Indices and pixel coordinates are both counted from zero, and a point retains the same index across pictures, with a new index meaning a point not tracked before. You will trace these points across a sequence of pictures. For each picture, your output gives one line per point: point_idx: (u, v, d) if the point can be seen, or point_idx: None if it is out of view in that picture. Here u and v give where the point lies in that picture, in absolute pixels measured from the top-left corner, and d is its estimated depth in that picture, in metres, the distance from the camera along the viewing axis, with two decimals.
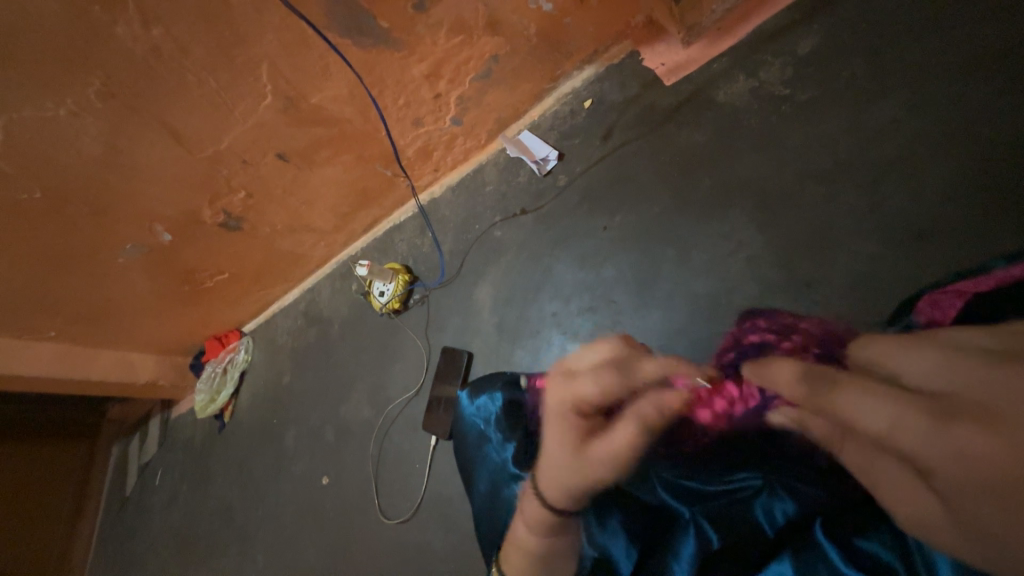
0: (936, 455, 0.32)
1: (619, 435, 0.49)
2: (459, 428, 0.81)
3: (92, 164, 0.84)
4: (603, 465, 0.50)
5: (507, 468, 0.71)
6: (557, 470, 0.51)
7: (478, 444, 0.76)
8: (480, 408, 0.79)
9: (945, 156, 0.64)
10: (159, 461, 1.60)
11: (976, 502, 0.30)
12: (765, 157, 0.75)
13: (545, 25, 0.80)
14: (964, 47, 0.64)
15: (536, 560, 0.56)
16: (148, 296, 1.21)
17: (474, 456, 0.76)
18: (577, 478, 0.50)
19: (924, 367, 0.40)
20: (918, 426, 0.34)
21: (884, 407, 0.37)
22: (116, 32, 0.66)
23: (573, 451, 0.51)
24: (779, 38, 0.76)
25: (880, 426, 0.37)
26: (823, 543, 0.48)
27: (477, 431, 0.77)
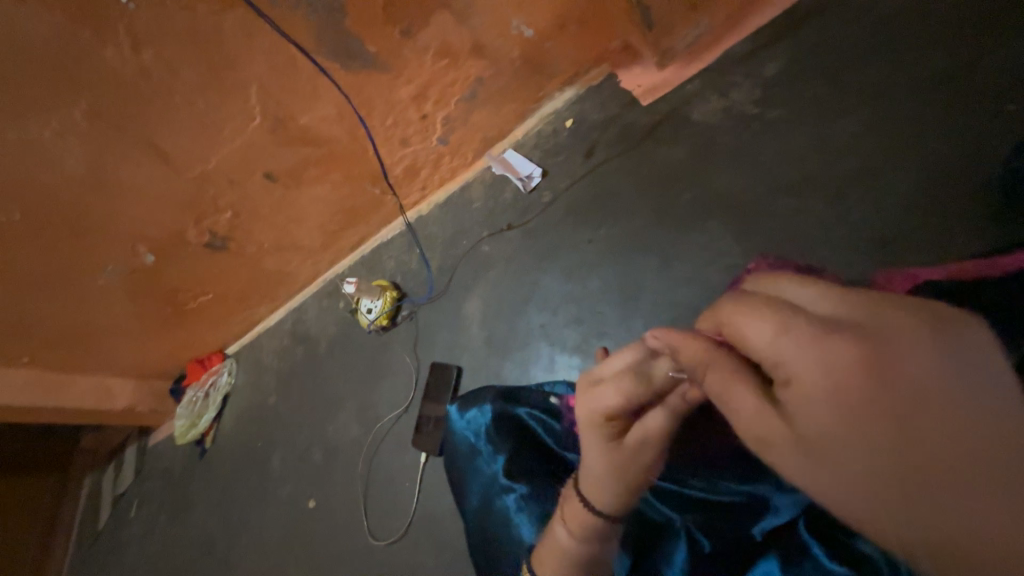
0: (842, 431, 0.28)
1: (651, 423, 0.46)
2: (447, 442, 0.81)
3: (76, 185, 0.83)
4: (636, 453, 0.48)
5: (499, 480, 0.71)
6: (595, 469, 0.50)
7: (468, 458, 0.76)
8: (470, 422, 0.78)
9: (905, 168, 0.68)
10: (137, 491, 1.53)
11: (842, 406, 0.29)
12: (740, 172, 0.79)
13: (527, 49, 0.84)
14: (913, 69, 0.70)
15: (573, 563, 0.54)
16: (127, 319, 1.19)
17: (465, 469, 0.76)
18: (616, 470, 0.49)
19: (782, 330, 0.32)
20: (833, 391, 0.29)
21: (773, 324, 0.33)
22: (106, 54, 0.67)
23: (609, 447, 0.49)
24: (746, 62, 0.81)
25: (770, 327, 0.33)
26: (809, 542, 0.50)
27: (467, 445, 0.77)
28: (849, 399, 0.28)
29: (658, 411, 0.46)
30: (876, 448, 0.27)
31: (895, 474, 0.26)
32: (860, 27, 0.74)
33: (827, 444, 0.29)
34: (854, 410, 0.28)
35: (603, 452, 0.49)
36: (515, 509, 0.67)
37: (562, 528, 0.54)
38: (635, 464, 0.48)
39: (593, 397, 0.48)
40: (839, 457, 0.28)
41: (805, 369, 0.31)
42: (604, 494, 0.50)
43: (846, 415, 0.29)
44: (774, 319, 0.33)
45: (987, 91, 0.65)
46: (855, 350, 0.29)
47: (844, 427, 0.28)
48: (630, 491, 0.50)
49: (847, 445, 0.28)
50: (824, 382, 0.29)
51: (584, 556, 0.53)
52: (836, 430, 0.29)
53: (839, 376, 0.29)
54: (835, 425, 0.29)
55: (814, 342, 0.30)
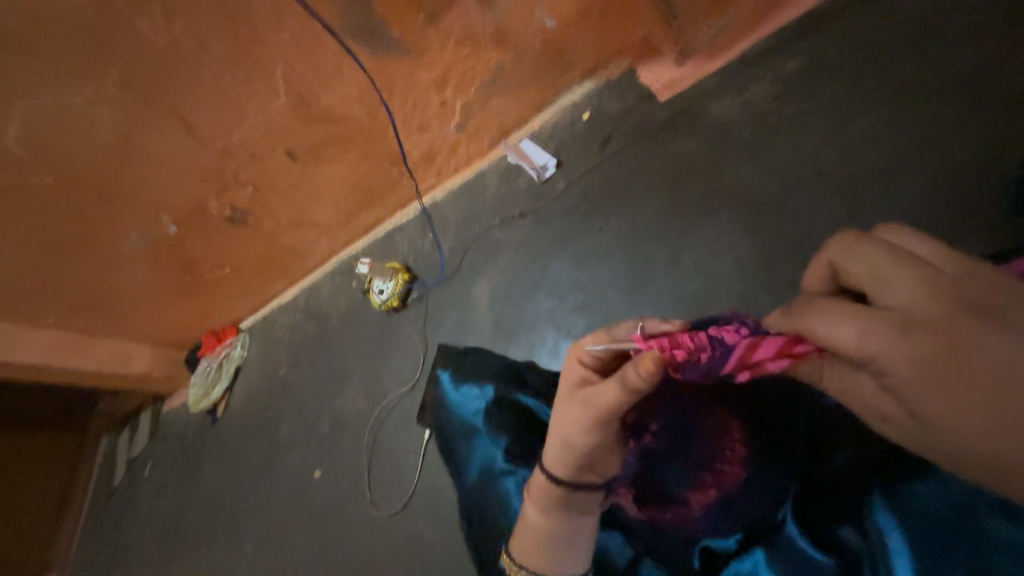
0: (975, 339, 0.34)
1: (604, 395, 0.51)
2: (437, 410, 0.82)
3: (103, 152, 0.87)
4: (582, 413, 0.53)
5: (499, 462, 0.73)
6: (559, 423, 0.56)
7: (463, 434, 0.77)
8: (466, 398, 0.79)
9: (919, 170, 0.68)
10: (150, 453, 1.59)
11: (985, 348, 0.34)
12: (756, 167, 0.79)
13: (550, 37, 0.85)
14: (942, 70, 0.69)
15: (547, 540, 0.57)
16: (147, 287, 1.22)
17: (458, 445, 0.77)
18: (564, 422, 0.54)
19: (897, 286, 0.38)
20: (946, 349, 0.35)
21: (866, 338, 0.38)
22: (138, 26, 0.70)
23: (568, 395, 0.55)
24: (768, 58, 0.81)
25: (852, 340, 0.38)
26: (794, 535, 0.50)
27: (464, 421, 0.77)
28: (967, 314, 0.35)
29: (611, 385, 0.50)
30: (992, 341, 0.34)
31: (999, 362, 0.33)
32: (890, 25, 0.73)
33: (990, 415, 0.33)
34: (988, 327, 0.34)
35: (568, 410, 0.54)
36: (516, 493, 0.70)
37: (531, 505, 0.58)
38: (577, 426, 0.53)
39: (583, 344, 0.56)
40: (975, 357, 0.34)
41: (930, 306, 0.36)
42: (551, 453, 0.57)
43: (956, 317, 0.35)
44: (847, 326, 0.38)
45: (1017, 88, 0.63)
46: (970, 290, 0.36)
47: (962, 353, 0.34)
48: (573, 453, 0.55)
49: (966, 344, 0.35)
50: (947, 314, 0.36)
51: (552, 531, 0.57)
52: (931, 365, 0.35)
53: (946, 302, 0.36)
54: (947, 375, 0.35)
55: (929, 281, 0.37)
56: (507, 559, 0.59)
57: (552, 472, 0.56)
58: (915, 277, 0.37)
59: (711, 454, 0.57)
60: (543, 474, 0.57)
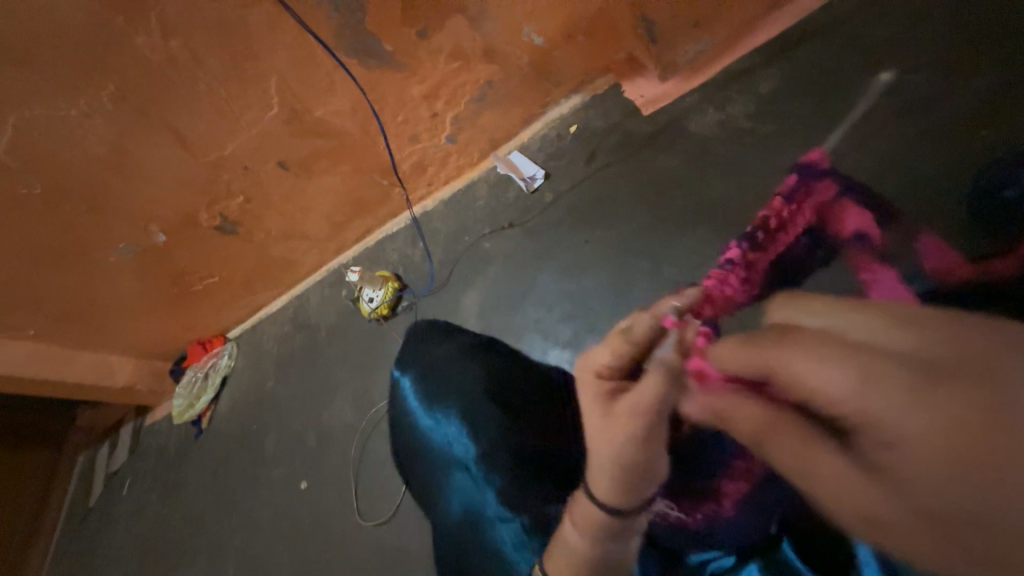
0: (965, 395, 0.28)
1: (653, 387, 0.47)
2: (412, 442, 0.70)
3: (95, 162, 0.88)
4: (636, 424, 0.46)
5: (491, 506, 0.59)
6: (609, 446, 0.47)
7: (443, 468, 0.66)
8: (442, 424, 0.67)
9: (882, 184, 0.72)
10: (129, 470, 1.55)
11: (926, 405, 0.29)
12: (732, 181, 0.83)
13: (536, 57, 0.89)
14: (898, 94, 0.74)
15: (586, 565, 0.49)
16: (134, 297, 1.22)
17: (441, 484, 0.66)
18: (616, 440, 0.47)
19: (891, 340, 0.33)
20: (876, 390, 0.31)
21: (844, 376, 0.33)
22: (136, 41, 0.73)
23: (606, 412, 0.49)
24: (742, 79, 0.85)
25: (810, 383, 0.35)
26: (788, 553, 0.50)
27: (445, 452, 0.66)
28: (934, 385, 0.30)
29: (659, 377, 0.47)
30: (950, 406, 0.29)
31: (978, 430, 0.28)
32: (852, 50, 0.78)
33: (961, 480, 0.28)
34: (945, 394, 0.29)
35: (613, 424, 0.47)
36: (516, 546, 0.56)
37: (569, 524, 0.50)
38: (626, 440, 0.46)
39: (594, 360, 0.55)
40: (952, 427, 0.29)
41: (896, 360, 0.32)
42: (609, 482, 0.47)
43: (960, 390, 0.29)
44: (823, 367, 0.34)
45: (975, 97, 0.69)
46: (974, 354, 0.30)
47: (954, 417, 0.29)
48: (633, 471, 0.46)
49: (913, 412, 0.30)
50: (900, 373, 0.31)
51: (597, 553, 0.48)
52: (887, 409, 0.31)
53: (913, 360, 0.31)
54: (945, 435, 0.29)
55: (900, 337, 0.33)
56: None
57: (601, 497, 0.47)
58: (880, 324, 0.36)
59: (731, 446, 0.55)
60: (589, 498, 0.48)
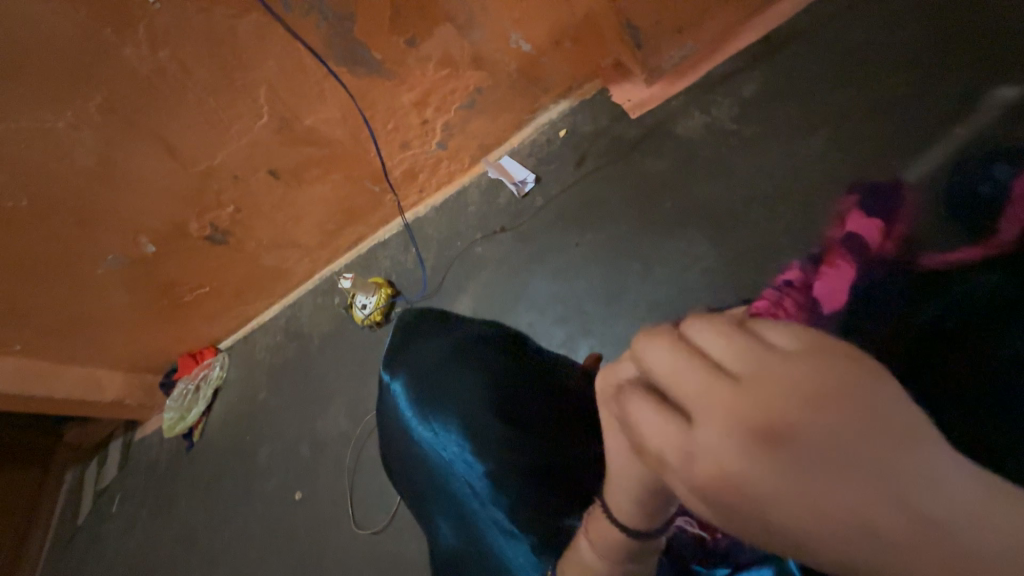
0: (759, 459, 0.21)
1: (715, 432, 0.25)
2: (401, 455, 0.56)
3: (83, 174, 0.88)
4: None
5: (499, 523, 0.48)
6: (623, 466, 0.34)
7: (440, 488, 0.52)
8: (440, 436, 0.51)
9: (864, 182, 0.74)
10: (119, 486, 1.52)
11: (764, 466, 0.21)
12: (719, 182, 0.84)
13: (524, 63, 0.90)
14: (877, 94, 0.76)
15: None
16: (123, 310, 1.20)
17: (435, 501, 0.53)
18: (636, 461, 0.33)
19: (681, 375, 0.25)
20: (690, 448, 0.23)
21: (648, 426, 0.25)
22: (124, 53, 0.74)
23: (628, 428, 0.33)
24: (727, 82, 0.87)
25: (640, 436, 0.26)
26: None
27: (441, 468, 0.51)
28: (759, 458, 0.21)
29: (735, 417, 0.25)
30: (796, 485, 0.21)
31: (732, 508, 0.22)
32: (831, 53, 0.80)
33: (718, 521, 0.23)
34: (767, 469, 0.21)
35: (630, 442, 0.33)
36: (526, 568, 0.47)
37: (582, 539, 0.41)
38: (650, 464, 0.32)
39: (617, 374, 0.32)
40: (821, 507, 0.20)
41: (706, 426, 0.23)
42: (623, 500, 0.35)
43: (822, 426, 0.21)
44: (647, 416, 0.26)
45: (952, 95, 0.72)
46: (758, 394, 0.22)
47: (744, 478, 0.22)
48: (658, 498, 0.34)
49: (798, 518, 0.21)
50: (691, 451, 0.23)
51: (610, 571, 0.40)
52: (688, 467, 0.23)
53: (732, 411, 0.23)
54: (713, 491, 0.22)
55: (714, 385, 0.24)
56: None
57: (622, 520, 0.36)
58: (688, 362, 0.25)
59: None
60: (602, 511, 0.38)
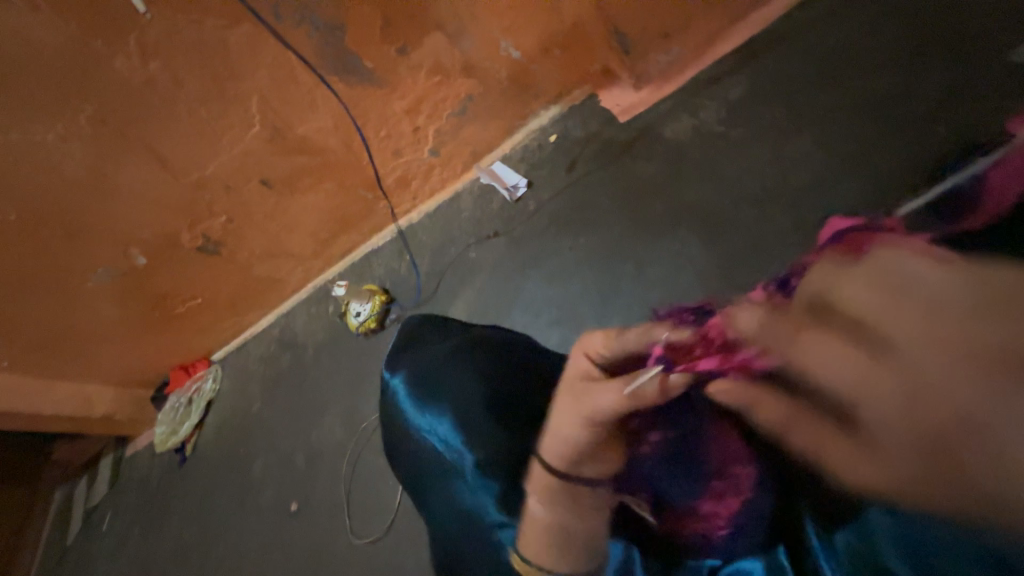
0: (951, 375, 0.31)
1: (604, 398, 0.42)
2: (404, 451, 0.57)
3: (73, 186, 0.87)
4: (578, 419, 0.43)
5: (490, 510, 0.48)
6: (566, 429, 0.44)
7: (438, 477, 0.53)
8: (432, 423, 0.53)
9: (848, 181, 0.76)
10: (110, 504, 1.49)
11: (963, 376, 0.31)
12: (707, 184, 0.85)
13: (514, 70, 0.92)
14: (858, 94, 0.78)
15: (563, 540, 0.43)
16: (114, 323, 1.19)
17: (432, 492, 0.54)
18: (568, 427, 0.44)
19: (887, 320, 0.34)
20: (905, 380, 0.33)
21: (856, 365, 0.35)
22: (115, 64, 0.74)
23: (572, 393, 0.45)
24: (713, 85, 0.89)
25: (843, 380, 0.36)
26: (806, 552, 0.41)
27: (437, 457, 0.53)
28: (975, 378, 0.30)
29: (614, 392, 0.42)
30: (978, 392, 0.30)
31: (935, 423, 0.31)
32: (813, 56, 0.82)
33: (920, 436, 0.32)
34: (966, 375, 0.30)
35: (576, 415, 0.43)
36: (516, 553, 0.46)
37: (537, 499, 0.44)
38: (577, 429, 0.43)
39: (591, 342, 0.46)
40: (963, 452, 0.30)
41: (904, 356, 0.33)
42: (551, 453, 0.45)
43: (952, 390, 0.31)
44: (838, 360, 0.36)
45: (931, 96, 0.73)
46: (972, 311, 0.31)
47: (934, 382, 0.31)
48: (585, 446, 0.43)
49: (993, 422, 0.30)
50: (895, 383, 0.33)
51: (564, 527, 0.43)
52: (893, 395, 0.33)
53: (941, 335, 0.32)
54: (919, 413, 0.32)
55: (913, 319, 0.33)
56: (517, 561, 0.44)
57: (551, 462, 0.44)
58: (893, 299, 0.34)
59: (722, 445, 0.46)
60: (540, 463, 0.45)
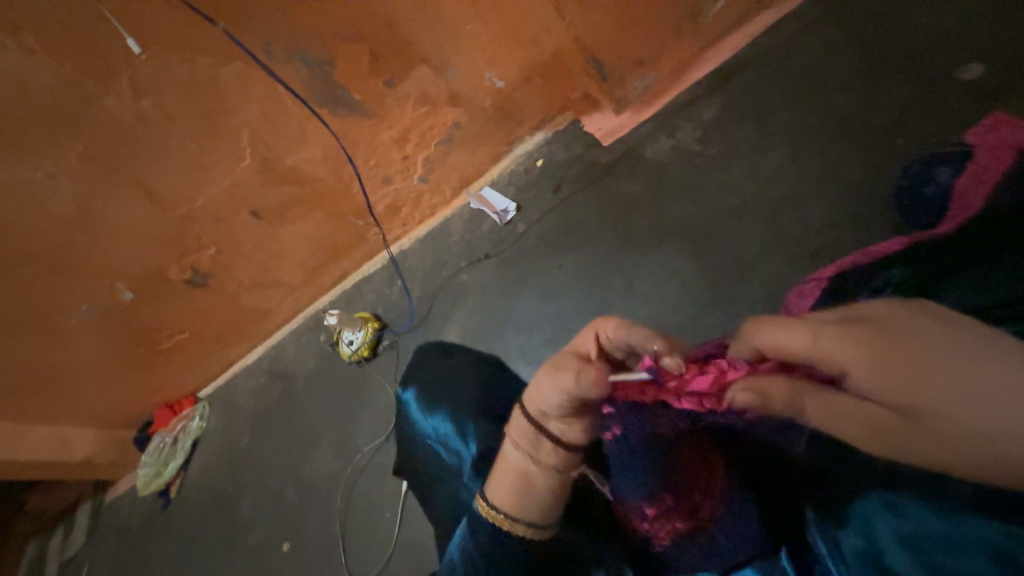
0: (909, 327, 0.31)
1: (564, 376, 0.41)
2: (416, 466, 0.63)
3: (61, 222, 0.87)
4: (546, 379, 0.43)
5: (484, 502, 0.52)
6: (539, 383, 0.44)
7: (440, 476, 0.59)
8: (437, 426, 0.60)
9: (823, 192, 0.79)
10: (87, 555, 1.41)
11: (915, 329, 0.30)
12: (689, 200, 0.89)
13: (498, 99, 0.95)
14: (824, 112, 0.83)
15: (521, 487, 0.44)
16: (96, 361, 1.16)
17: (438, 495, 0.60)
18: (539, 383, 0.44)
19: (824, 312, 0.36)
20: (869, 338, 0.31)
21: (818, 333, 0.34)
22: (107, 102, 0.75)
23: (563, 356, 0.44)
24: (688, 108, 0.93)
25: (804, 344, 0.34)
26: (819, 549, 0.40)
27: (442, 462, 0.59)
28: (909, 322, 0.31)
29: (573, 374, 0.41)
30: (934, 337, 0.30)
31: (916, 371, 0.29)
32: (779, 78, 0.87)
33: (903, 392, 0.29)
34: (920, 326, 0.30)
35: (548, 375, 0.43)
36: None
37: (514, 447, 0.45)
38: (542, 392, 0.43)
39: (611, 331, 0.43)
40: (958, 411, 0.28)
41: (857, 324, 0.33)
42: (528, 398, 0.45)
43: (921, 341, 0.30)
44: (810, 332, 0.34)
45: (891, 112, 0.78)
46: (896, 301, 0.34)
47: (892, 337, 0.31)
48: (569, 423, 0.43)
49: (942, 363, 0.29)
50: (862, 341, 0.32)
51: (520, 477, 0.44)
52: (866, 350, 0.31)
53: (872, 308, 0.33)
54: (878, 360, 0.31)
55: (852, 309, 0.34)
56: (484, 507, 0.44)
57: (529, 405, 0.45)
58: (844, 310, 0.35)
59: (695, 467, 0.41)
60: (523, 412, 0.45)
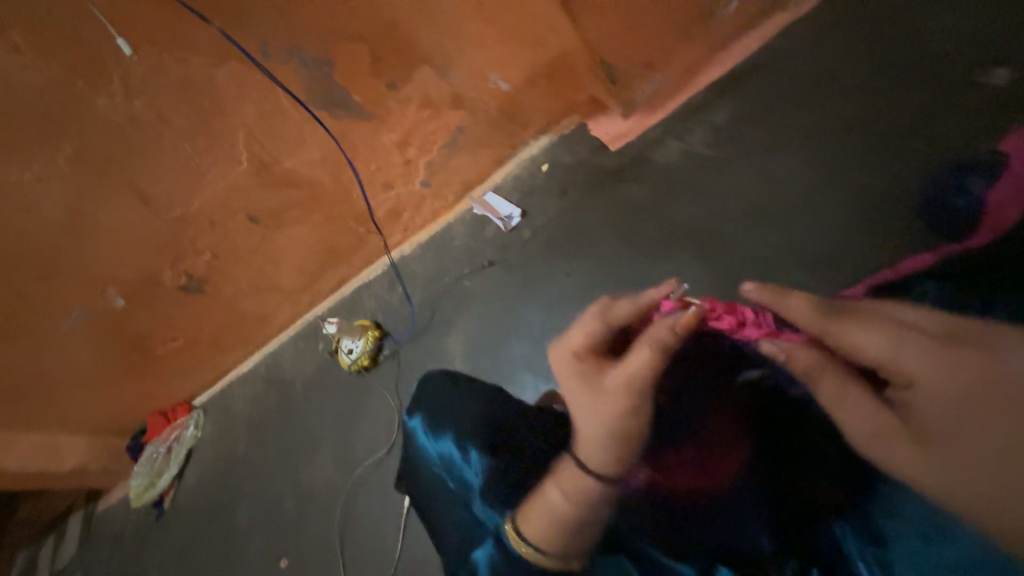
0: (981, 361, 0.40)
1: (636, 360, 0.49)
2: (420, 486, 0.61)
3: (50, 226, 0.84)
4: (623, 399, 0.49)
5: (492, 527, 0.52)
6: (599, 422, 0.49)
7: (446, 500, 0.57)
8: (442, 447, 0.59)
9: (838, 199, 0.77)
10: (78, 565, 1.38)
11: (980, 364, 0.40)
12: (699, 206, 0.86)
13: (503, 102, 0.93)
14: (838, 116, 0.81)
15: (573, 529, 0.48)
16: (87, 368, 1.13)
17: (441, 518, 0.58)
18: (605, 414, 0.49)
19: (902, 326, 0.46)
20: (943, 367, 0.41)
21: (895, 346, 0.45)
22: (98, 103, 0.73)
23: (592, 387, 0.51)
24: (698, 113, 0.91)
25: (883, 353, 0.45)
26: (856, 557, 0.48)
27: (448, 485, 0.57)
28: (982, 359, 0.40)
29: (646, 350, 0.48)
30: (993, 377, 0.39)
31: (973, 401, 0.39)
32: (792, 81, 0.85)
33: (947, 414, 0.40)
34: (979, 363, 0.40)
35: (608, 400, 0.49)
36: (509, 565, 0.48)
37: (553, 488, 0.49)
38: (616, 416, 0.49)
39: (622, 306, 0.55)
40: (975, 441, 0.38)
41: (936, 352, 0.42)
42: (593, 450, 0.49)
43: (987, 380, 0.39)
44: (890, 341, 0.45)
45: (910, 117, 0.76)
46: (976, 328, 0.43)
47: (962, 369, 0.40)
48: (628, 445, 0.49)
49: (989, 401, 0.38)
50: (933, 367, 0.42)
51: (579, 516, 0.48)
52: (938, 374, 0.41)
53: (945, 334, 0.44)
54: (947, 387, 0.41)
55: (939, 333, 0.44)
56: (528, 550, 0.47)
57: (594, 465, 0.48)
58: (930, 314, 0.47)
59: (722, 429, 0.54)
60: (583, 470, 0.48)
